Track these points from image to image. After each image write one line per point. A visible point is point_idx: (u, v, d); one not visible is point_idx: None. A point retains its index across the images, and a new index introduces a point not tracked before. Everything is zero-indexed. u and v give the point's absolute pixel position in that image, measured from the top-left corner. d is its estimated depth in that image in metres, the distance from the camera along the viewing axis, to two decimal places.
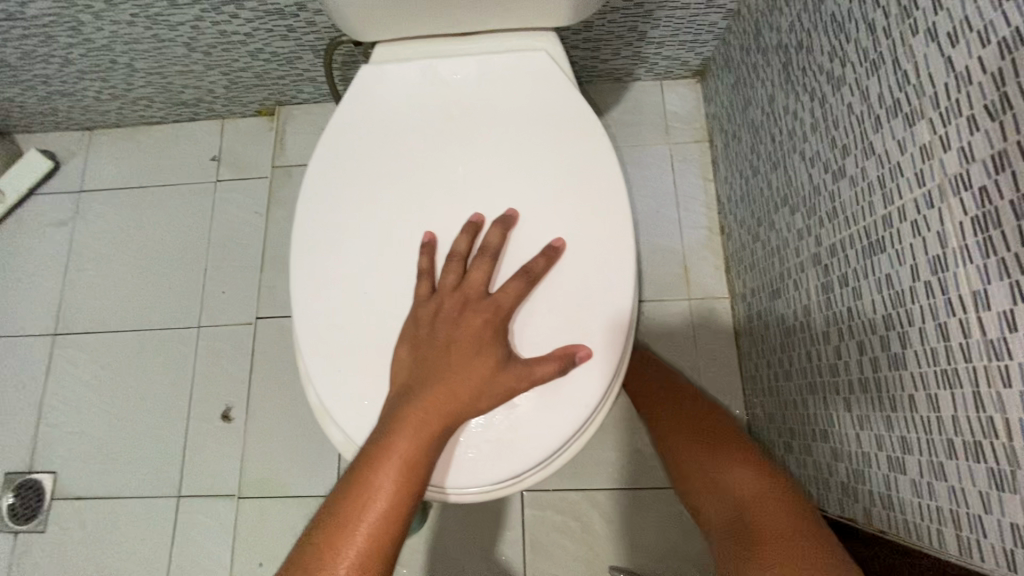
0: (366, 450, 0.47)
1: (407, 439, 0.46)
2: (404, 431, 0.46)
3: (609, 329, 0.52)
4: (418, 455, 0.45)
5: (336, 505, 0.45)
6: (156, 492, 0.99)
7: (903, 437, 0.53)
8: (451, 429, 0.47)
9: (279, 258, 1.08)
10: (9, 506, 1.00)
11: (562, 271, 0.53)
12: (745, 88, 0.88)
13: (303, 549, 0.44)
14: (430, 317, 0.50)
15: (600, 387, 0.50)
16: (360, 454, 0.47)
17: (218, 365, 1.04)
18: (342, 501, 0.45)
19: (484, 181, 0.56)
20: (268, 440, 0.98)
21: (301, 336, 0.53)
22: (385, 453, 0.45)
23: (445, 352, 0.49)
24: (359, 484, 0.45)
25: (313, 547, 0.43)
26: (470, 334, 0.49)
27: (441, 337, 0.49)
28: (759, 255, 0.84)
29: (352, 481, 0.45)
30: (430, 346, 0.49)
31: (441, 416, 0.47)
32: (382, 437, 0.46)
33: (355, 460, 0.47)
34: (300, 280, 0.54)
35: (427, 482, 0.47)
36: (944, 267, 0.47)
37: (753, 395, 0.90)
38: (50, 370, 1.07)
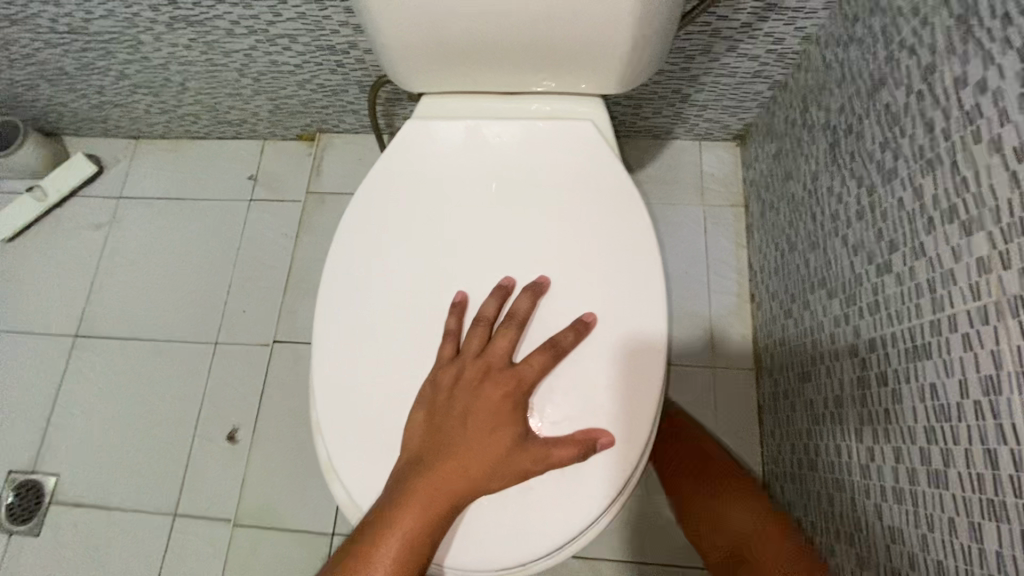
0: (367, 520, 0.44)
1: (413, 515, 0.43)
2: (409, 507, 0.44)
3: (633, 413, 0.50)
4: (422, 533, 0.43)
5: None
6: (153, 507, 0.98)
7: (939, 561, 0.50)
8: (460, 506, 0.45)
9: (303, 283, 1.09)
10: (8, 504, 1.00)
11: (589, 347, 0.51)
12: (787, 160, 0.86)
13: None
14: (450, 383, 0.49)
15: (618, 477, 0.48)
16: (360, 527, 0.45)
17: (231, 384, 1.03)
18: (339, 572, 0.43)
19: (518, 245, 0.55)
20: (270, 467, 0.97)
21: (318, 386, 0.52)
22: (389, 527, 0.43)
23: (461, 422, 0.47)
24: (357, 561, 0.43)
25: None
26: (490, 406, 0.47)
27: (459, 406, 0.48)
28: (790, 333, 0.82)
29: (347, 557, 0.43)
30: (448, 413, 0.48)
31: (450, 493, 0.45)
32: (384, 511, 0.44)
33: (356, 528, 0.45)
34: (324, 328, 0.54)
35: (428, 564, 0.44)
36: (997, 390, 0.44)
37: (772, 478, 0.86)
38: (67, 371, 1.08)
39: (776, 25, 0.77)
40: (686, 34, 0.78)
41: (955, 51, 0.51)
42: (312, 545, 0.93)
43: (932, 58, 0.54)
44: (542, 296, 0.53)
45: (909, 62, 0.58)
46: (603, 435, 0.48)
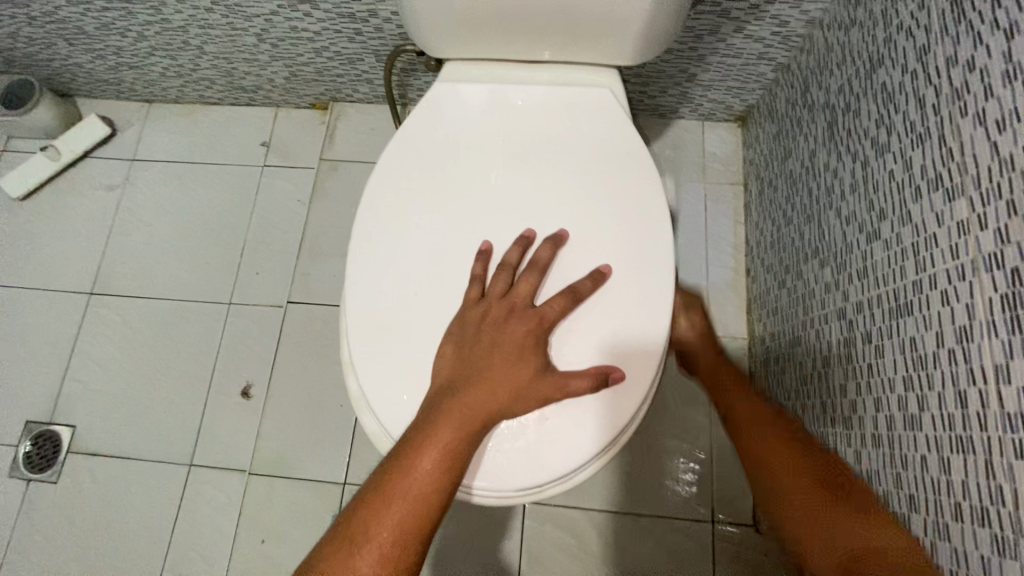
0: (407, 434, 0.48)
1: (450, 429, 0.47)
2: (440, 430, 0.47)
3: (642, 355, 0.54)
4: (460, 446, 0.47)
5: (378, 480, 0.46)
6: (169, 458, 1.01)
7: (911, 495, 0.55)
8: (489, 427, 0.49)
9: (316, 246, 1.11)
10: (26, 453, 1.04)
11: (606, 298, 0.56)
12: (787, 139, 0.91)
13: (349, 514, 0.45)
14: (476, 320, 0.53)
15: (628, 408, 0.53)
16: (394, 452, 0.47)
17: (244, 342, 1.06)
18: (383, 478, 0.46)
19: (538, 204, 0.59)
20: (285, 422, 1.00)
21: (351, 325, 0.56)
22: (428, 439, 0.47)
23: (488, 355, 0.51)
24: (401, 469, 0.46)
25: (337, 543, 0.43)
26: (515, 340, 0.52)
27: (486, 340, 0.52)
28: (784, 302, 0.86)
29: (391, 466, 0.46)
30: (475, 349, 0.51)
31: (480, 415, 0.49)
32: (417, 436, 0.47)
33: (396, 443, 0.48)
34: (356, 273, 0.58)
35: (458, 484, 0.48)
36: (970, 337, 0.49)
37: None
38: (81, 327, 1.11)
39: (782, 8, 0.80)
40: (697, 14, 0.82)
41: (948, 33, 0.55)
42: (325, 497, 0.96)
43: (927, 38, 0.58)
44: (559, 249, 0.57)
45: (906, 44, 0.62)
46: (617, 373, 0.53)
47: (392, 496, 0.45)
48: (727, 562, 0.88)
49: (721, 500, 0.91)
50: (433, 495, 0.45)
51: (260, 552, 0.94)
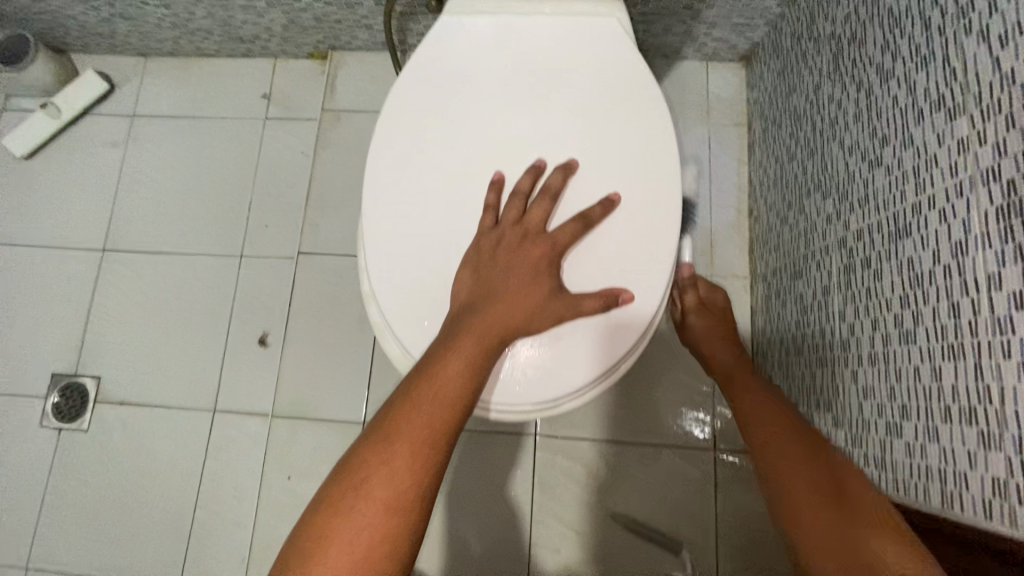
0: (431, 350, 0.51)
1: (471, 344, 0.50)
2: (460, 344, 0.50)
3: (651, 278, 0.57)
4: (480, 359, 0.50)
5: (406, 390, 0.49)
6: (193, 404, 1.06)
7: (903, 405, 0.59)
8: (506, 343, 0.52)
9: (323, 197, 1.12)
10: (55, 404, 1.09)
11: (613, 225, 0.57)
12: (792, 74, 0.90)
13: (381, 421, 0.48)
14: (491, 247, 0.55)
15: (638, 326, 0.55)
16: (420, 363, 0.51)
17: (258, 293, 1.09)
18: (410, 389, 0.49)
19: (547, 136, 0.60)
20: (302, 367, 1.04)
21: (370, 258, 0.58)
22: (450, 352, 0.50)
23: (504, 279, 0.53)
24: (427, 380, 0.49)
25: (371, 442, 0.47)
26: (530, 264, 0.54)
27: (502, 265, 0.54)
28: (785, 238, 0.88)
29: (418, 378, 0.49)
30: (491, 272, 0.54)
31: (498, 331, 0.51)
32: (440, 350, 0.50)
33: (420, 359, 0.52)
34: (372, 207, 0.60)
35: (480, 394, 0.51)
36: (965, 251, 0.51)
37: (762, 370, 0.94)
38: (97, 283, 1.13)
39: None
40: None
41: None
42: (346, 435, 1.00)
43: None
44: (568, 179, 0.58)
45: None
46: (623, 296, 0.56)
47: (419, 401, 0.48)
48: (730, 485, 0.93)
49: (724, 429, 0.95)
50: (456, 400, 0.49)
51: (287, 487, 0.99)
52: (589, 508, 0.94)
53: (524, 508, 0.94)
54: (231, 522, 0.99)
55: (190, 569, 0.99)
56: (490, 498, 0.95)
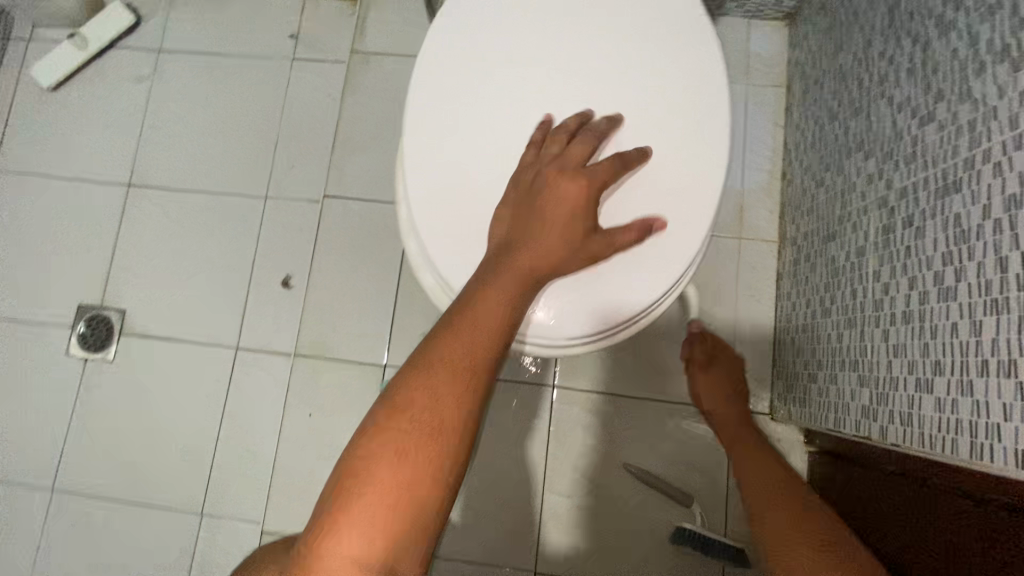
0: (469, 286, 0.52)
1: (507, 283, 0.51)
2: (502, 278, 0.51)
3: (691, 220, 0.57)
4: (516, 298, 0.51)
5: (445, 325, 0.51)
6: (216, 341, 1.07)
7: (937, 361, 0.58)
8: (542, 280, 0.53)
9: (350, 141, 1.11)
10: (80, 334, 1.11)
11: (655, 170, 0.57)
12: (839, 32, 0.87)
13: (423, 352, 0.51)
14: (530, 182, 0.55)
15: (675, 268, 0.56)
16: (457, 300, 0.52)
17: (282, 235, 1.09)
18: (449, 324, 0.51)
19: (593, 81, 0.60)
20: (325, 309, 1.05)
21: (411, 187, 0.59)
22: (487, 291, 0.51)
23: (540, 216, 0.53)
24: (465, 317, 0.50)
25: (413, 374, 0.50)
26: (567, 200, 0.53)
27: (539, 201, 0.53)
28: (820, 200, 0.87)
29: (457, 314, 0.51)
30: (529, 209, 0.54)
31: (533, 270, 0.52)
32: (477, 290, 0.51)
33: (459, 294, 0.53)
34: (415, 138, 0.60)
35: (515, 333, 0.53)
36: (1020, 204, 0.50)
37: (784, 334, 0.94)
38: (122, 218, 1.14)
39: None
40: None
41: None
42: (366, 376, 1.02)
43: None
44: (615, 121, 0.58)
45: None
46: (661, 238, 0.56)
47: (457, 338, 0.50)
48: None
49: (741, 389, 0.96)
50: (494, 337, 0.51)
51: (308, 424, 1.01)
52: (604, 459, 0.96)
53: (541, 456, 0.97)
54: (251, 455, 1.02)
55: (211, 498, 1.02)
56: (508, 444, 0.97)
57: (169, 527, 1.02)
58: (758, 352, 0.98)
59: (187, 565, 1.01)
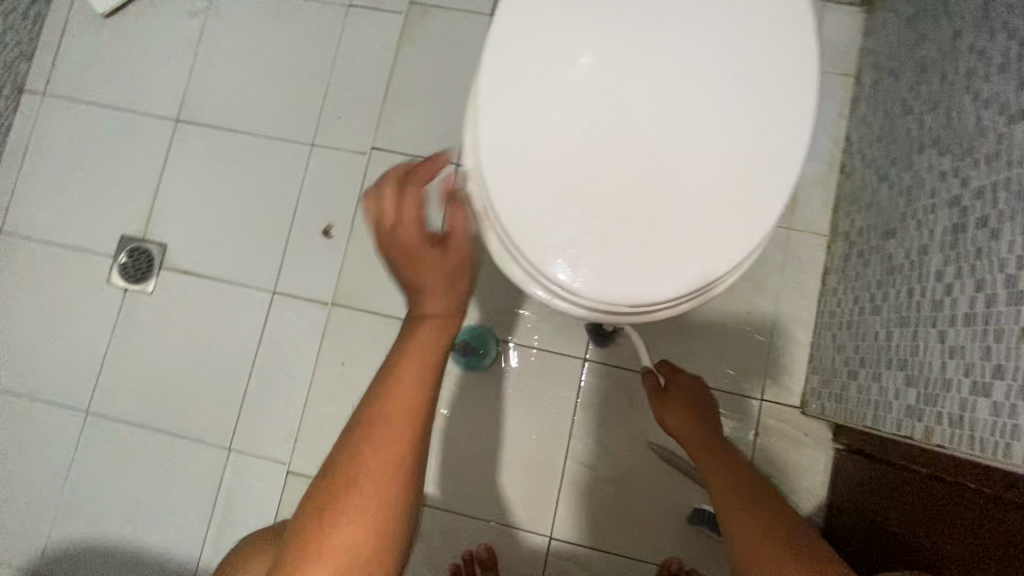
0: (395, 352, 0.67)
1: (429, 333, 0.67)
2: (413, 350, 0.66)
3: (764, 200, 0.57)
4: (443, 338, 0.68)
5: (380, 379, 0.65)
6: (254, 283, 1.08)
7: (997, 365, 0.57)
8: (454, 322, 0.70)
9: (401, 95, 1.09)
10: (122, 264, 1.12)
11: (730, 156, 0.58)
12: (924, 21, 0.84)
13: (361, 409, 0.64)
14: (407, 248, 0.69)
15: (744, 247, 0.57)
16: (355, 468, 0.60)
17: (326, 184, 1.09)
18: (383, 373, 0.66)
19: (679, 49, 0.59)
20: (365, 262, 1.05)
21: (485, 137, 0.58)
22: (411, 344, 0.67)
23: (429, 272, 0.69)
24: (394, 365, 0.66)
25: (359, 433, 0.62)
26: (435, 255, 0.69)
27: (410, 258, 0.69)
28: (881, 196, 0.85)
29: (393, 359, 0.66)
30: (419, 270, 0.69)
31: (450, 317, 0.69)
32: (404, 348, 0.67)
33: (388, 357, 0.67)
34: (492, 86, 0.59)
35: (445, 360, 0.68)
36: None
37: (824, 328, 0.93)
38: (169, 153, 1.14)
39: None
40: None
41: None
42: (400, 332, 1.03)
43: None
44: (696, 101, 0.58)
45: None
46: (725, 226, 0.57)
47: (394, 387, 0.64)
48: (769, 436, 0.95)
49: (772, 381, 0.96)
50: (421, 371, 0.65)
51: (340, 373, 1.03)
52: (628, 435, 0.98)
53: (565, 425, 0.99)
54: (282, 398, 1.04)
55: (239, 436, 1.04)
56: (534, 410, 0.99)
57: (197, 460, 1.05)
58: (796, 345, 0.97)
59: (211, 497, 1.03)
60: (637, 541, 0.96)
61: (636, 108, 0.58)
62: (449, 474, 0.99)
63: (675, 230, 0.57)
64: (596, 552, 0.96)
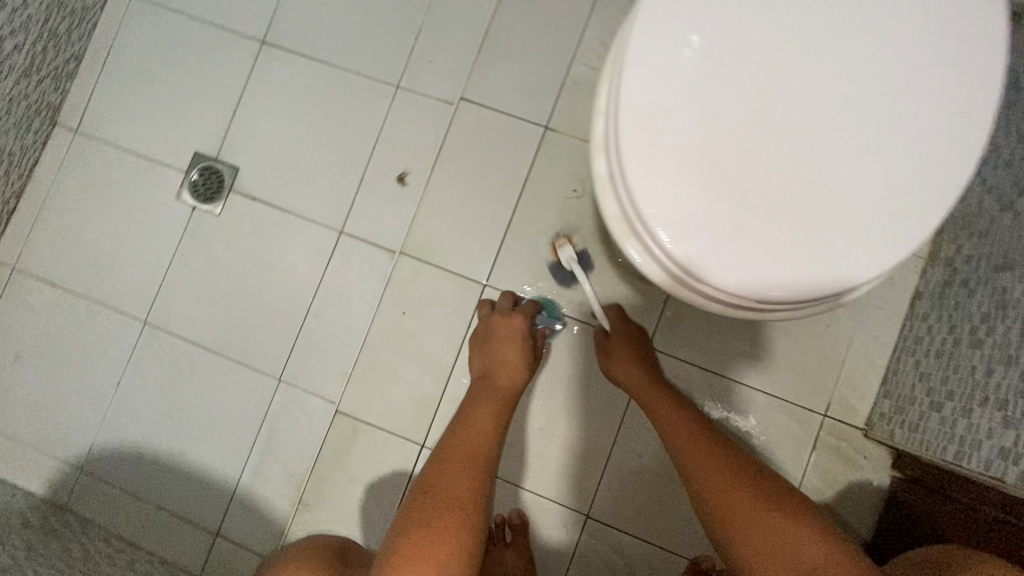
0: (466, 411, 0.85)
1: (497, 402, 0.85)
2: (484, 410, 0.84)
3: (917, 214, 0.54)
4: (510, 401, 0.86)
5: (457, 432, 0.82)
6: (322, 220, 1.07)
7: None
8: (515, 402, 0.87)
9: (498, 47, 1.05)
10: (193, 182, 1.12)
11: (888, 160, 0.54)
12: None
13: (442, 453, 0.80)
14: (492, 332, 0.92)
15: (884, 260, 0.54)
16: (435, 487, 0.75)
17: (408, 130, 1.06)
18: (459, 427, 0.83)
19: (856, 35, 0.55)
20: (438, 215, 1.03)
21: (630, 100, 0.55)
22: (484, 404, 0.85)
23: (502, 355, 0.90)
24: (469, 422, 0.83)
25: (436, 468, 0.78)
26: (509, 337, 0.91)
27: (495, 334, 0.92)
28: (1003, 224, 0.79)
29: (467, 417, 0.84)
30: (495, 352, 0.91)
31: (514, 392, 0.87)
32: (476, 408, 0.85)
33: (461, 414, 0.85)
34: (646, 46, 0.56)
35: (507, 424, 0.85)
36: None
37: (908, 354, 0.89)
38: (251, 75, 1.12)
39: None
40: None
41: None
42: (464, 291, 1.01)
43: None
44: (858, 95, 0.54)
45: None
46: (865, 236, 0.54)
47: (468, 434, 0.81)
48: (827, 455, 0.93)
49: (840, 400, 0.94)
50: (491, 433, 0.82)
51: (400, 322, 1.03)
52: None
53: (618, 410, 0.98)
54: (338, 338, 1.04)
55: (291, 369, 1.05)
56: (590, 390, 0.99)
57: (247, 385, 1.06)
58: (871, 367, 0.93)
59: (257, 423, 1.05)
60: (673, 534, 0.96)
61: (793, 94, 0.54)
62: None
63: (811, 229, 0.54)
64: (631, 537, 0.97)
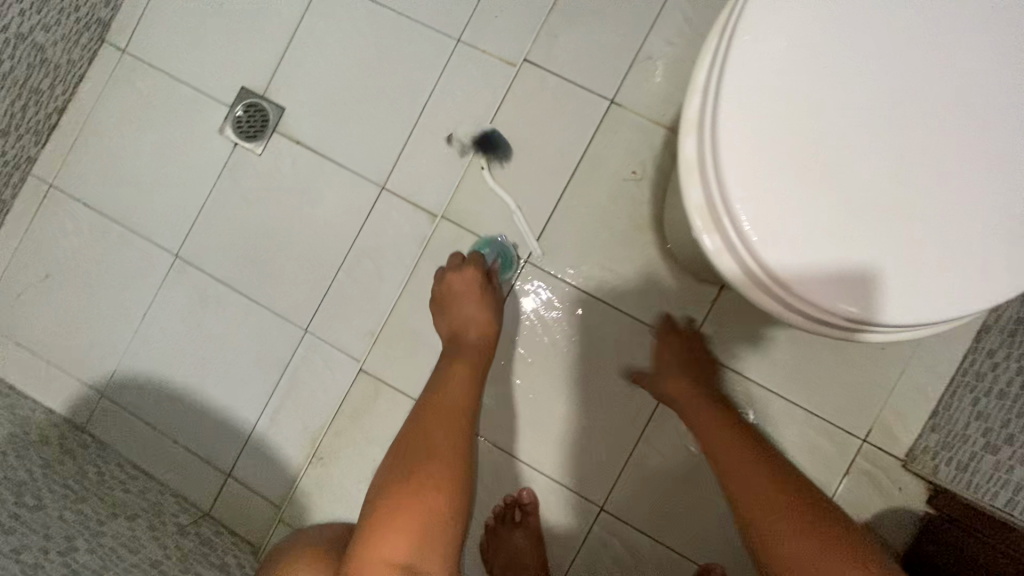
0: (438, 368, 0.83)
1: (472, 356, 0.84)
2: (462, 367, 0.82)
3: (1002, 258, 0.54)
4: (483, 351, 0.85)
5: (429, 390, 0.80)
6: (365, 173, 1.03)
7: None
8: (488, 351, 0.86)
9: (570, 11, 0.98)
10: (237, 117, 1.08)
11: (984, 196, 0.54)
12: None
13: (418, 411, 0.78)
14: (447, 291, 0.90)
15: (965, 298, 0.54)
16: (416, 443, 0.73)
17: (464, 89, 1.01)
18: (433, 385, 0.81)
19: (972, 64, 0.54)
20: (485, 182, 0.99)
21: (736, 88, 0.54)
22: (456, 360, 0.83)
23: (464, 310, 0.88)
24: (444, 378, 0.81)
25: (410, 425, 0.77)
26: (467, 287, 0.89)
27: (453, 289, 0.90)
28: None
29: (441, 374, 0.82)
30: (455, 307, 0.89)
31: (484, 343, 0.86)
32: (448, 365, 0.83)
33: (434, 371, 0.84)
34: (762, 38, 0.55)
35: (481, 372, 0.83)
36: None
37: (963, 389, 0.85)
38: (308, 12, 1.07)
39: None
40: None
41: None
42: None
43: None
44: (963, 118, 0.54)
45: None
46: (949, 269, 0.54)
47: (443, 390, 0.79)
48: (859, 481, 0.89)
49: (881, 427, 0.89)
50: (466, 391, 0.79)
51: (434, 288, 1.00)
52: None
53: (648, 406, 0.95)
54: (369, 296, 1.02)
55: (319, 322, 1.03)
56: (619, 381, 0.96)
57: (272, 332, 1.04)
58: (920, 397, 0.89)
59: (278, 371, 1.03)
60: (687, 538, 0.94)
61: (898, 107, 0.54)
62: (517, 417, 0.97)
63: (896, 252, 0.54)
64: (643, 534, 0.95)
